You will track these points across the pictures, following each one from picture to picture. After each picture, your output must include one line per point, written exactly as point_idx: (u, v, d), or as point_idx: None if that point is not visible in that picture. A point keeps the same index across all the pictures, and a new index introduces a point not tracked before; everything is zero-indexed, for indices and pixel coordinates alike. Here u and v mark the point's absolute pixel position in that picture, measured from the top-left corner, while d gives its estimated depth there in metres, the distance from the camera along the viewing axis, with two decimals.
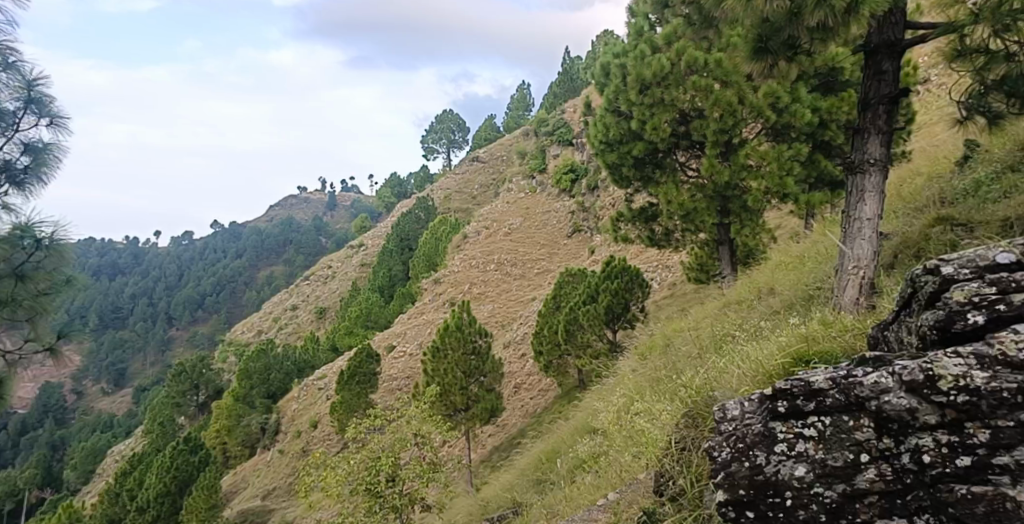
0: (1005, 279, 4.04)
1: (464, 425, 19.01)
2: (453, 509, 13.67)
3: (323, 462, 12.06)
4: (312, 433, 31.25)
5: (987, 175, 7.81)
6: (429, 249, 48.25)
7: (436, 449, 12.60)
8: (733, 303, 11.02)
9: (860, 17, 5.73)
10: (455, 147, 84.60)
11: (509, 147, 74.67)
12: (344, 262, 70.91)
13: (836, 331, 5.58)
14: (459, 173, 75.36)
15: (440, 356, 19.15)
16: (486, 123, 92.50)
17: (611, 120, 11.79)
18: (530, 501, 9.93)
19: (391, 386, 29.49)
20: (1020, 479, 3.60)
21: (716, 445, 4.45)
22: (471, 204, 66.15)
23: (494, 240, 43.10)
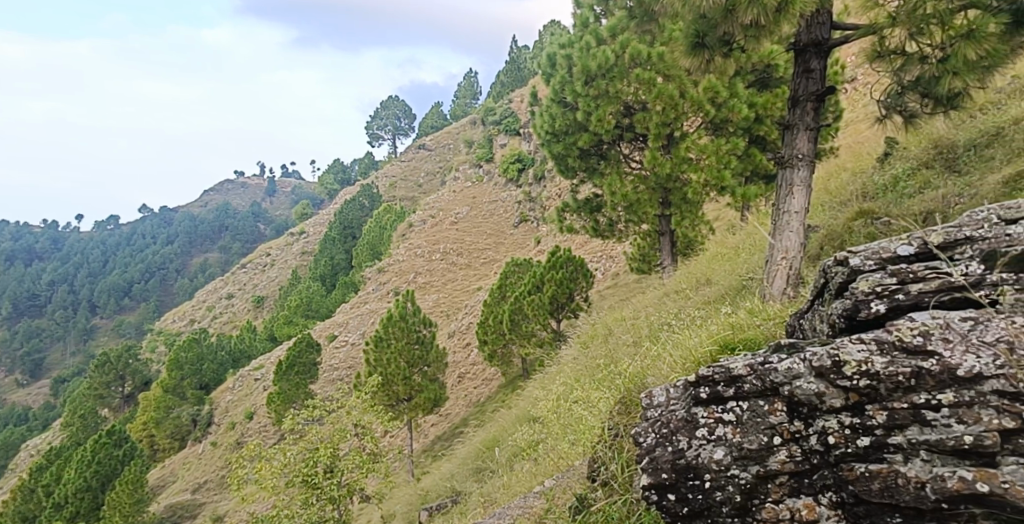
0: (904, 271, 3.95)
1: (406, 414, 18.96)
2: (393, 500, 13.69)
3: (258, 453, 11.87)
4: (247, 425, 30.81)
5: (904, 172, 8.16)
6: (373, 237, 47.73)
7: (377, 439, 12.59)
8: (673, 292, 11.20)
9: (789, 16, 5.89)
10: (400, 134, 83.71)
11: (455, 137, 74.38)
12: (283, 249, 69.54)
13: (761, 320, 5.82)
14: (404, 161, 74.70)
15: (384, 346, 19.02)
16: (433, 111, 91.88)
17: (557, 110, 11.91)
18: (468, 490, 10.02)
19: (331, 377, 29.20)
20: (916, 458, 3.46)
21: (642, 431, 4.33)
22: (416, 192, 65.69)
23: (439, 230, 42.98)
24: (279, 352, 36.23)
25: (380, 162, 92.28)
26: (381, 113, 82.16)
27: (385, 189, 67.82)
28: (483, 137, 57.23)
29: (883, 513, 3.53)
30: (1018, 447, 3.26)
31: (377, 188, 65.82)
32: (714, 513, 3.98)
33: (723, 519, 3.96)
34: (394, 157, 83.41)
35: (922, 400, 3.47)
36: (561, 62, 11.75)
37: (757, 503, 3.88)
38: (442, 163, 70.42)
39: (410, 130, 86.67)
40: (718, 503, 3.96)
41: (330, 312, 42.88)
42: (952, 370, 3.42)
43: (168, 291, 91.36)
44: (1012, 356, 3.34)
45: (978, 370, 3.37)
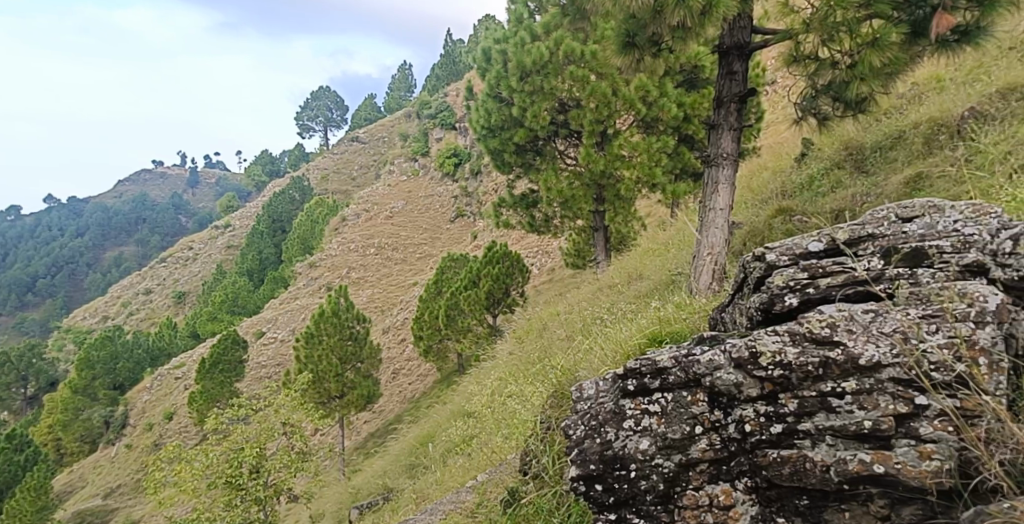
0: (814, 265, 3.81)
1: (338, 412, 18.70)
2: (321, 499, 13.53)
3: (178, 455, 11.54)
4: (166, 425, 29.89)
5: (819, 171, 8.56)
6: (304, 231, 46.72)
7: (306, 438, 12.42)
8: (606, 287, 11.39)
9: (713, 19, 6.03)
10: (332, 126, 82.16)
11: (390, 130, 73.59)
12: (207, 243, 67.38)
13: (687, 313, 6.03)
14: (336, 153, 73.44)
15: (315, 342, 18.65)
16: (367, 103, 90.56)
17: (493, 105, 11.96)
18: (401, 487, 9.96)
19: (259, 375, 28.64)
20: (826, 443, 3.25)
21: (572, 424, 4.11)
22: (349, 186, 64.64)
23: (374, 225, 42.48)
24: (202, 350, 35.17)
25: (312, 155, 90.44)
26: (312, 104, 80.39)
27: (317, 182, 66.57)
28: (419, 130, 56.72)
29: (793, 497, 3.33)
30: (912, 431, 3.08)
31: (309, 181, 64.50)
32: (639, 502, 3.77)
33: (648, 509, 3.73)
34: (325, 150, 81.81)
35: (829, 388, 3.29)
36: (496, 57, 11.79)
37: (679, 493, 3.65)
38: (376, 157, 69.58)
39: (342, 123, 85.21)
40: (643, 492, 3.75)
41: (257, 308, 41.80)
42: (855, 359, 3.26)
43: (78, 286, 87.46)
44: (909, 345, 3.18)
45: (879, 359, 3.22)
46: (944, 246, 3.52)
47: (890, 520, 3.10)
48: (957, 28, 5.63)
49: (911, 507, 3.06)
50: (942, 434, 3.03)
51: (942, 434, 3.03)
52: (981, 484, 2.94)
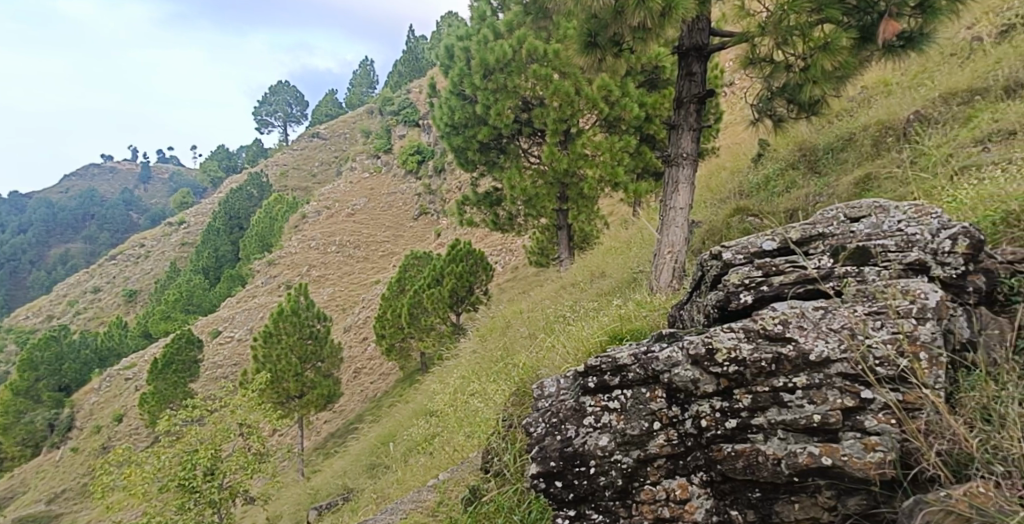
0: (768, 264, 3.89)
1: (297, 412, 18.49)
2: (279, 501, 13.38)
3: (128, 458, 11.28)
4: (115, 427, 29.26)
5: (775, 171, 8.75)
6: (263, 228, 45.93)
7: (263, 439, 12.30)
8: (569, 285, 11.47)
9: (672, 21, 6.09)
10: (292, 122, 81.01)
11: (351, 126, 72.95)
12: (160, 240, 65.95)
13: (647, 311, 6.12)
14: (296, 149, 72.49)
15: (273, 341, 18.40)
16: (327, 98, 89.53)
17: (456, 103, 11.93)
18: (361, 486, 9.90)
19: (215, 375, 28.40)
20: (777, 437, 3.31)
21: (533, 421, 4.06)
22: (309, 182, 63.84)
23: (335, 223, 42.12)
24: (155, 350, 34.42)
25: (271, 151, 89.11)
26: (271, 100, 79.17)
27: (276, 178, 65.65)
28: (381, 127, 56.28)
29: (746, 490, 3.39)
30: (858, 424, 3.16)
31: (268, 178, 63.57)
32: (598, 498, 3.75)
33: (606, 505, 3.72)
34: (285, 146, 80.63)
35: (781, 383, 3.35)
36: (459, 54, 11.78)
37: (637, 489, 3.65)
38: (337, 153, 68.89)
39: (302, 118, 84.14)
40: (602, 488, 3.73)
41: (213, 307, 40.98)
42: (805, 355, 3.33)
43: (23, 284, 84.87)
44: (856, 342, 3.27)
45: (828, 354, 3.29)
46: (889, 245, 3.62)
47: (836, 511, 3.18)
48: (902, 34, 5.79)
49: (856, 498, 3.15)
50: (885, 426, 3.12)
51: (886, 427, 3.12)
52: (922, 474, 3.03)
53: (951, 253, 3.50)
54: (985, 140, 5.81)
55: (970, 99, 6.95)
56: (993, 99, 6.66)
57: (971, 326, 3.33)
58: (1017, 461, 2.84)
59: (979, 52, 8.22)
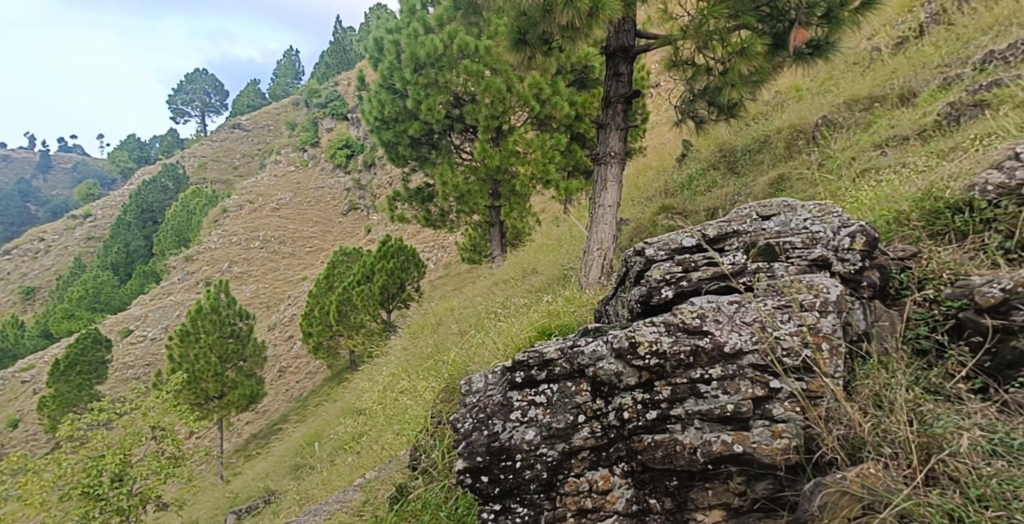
0: (688, 260, 4.01)
1: (217, 414, 17.81)
2: (196, 506, 12.99)
3: (25, 466, 10.62)
4: (13, 433, 27.82)
5: (698, 171, 9.02)
6: (179, 221, 43.14)
7: (178, 442, 11.80)
8: (500, 282, 11.52)
9: (600, 22, 6.15)
10: (211, 112, 78.29)
11: (275, 118, 71.23)
12: (65, 234, 62.68)
13: (574, 306, 6.23)
14: (216, 141, 70.21)
15: (191, 341, 17.81)
16: (251, 89, 87.05)
17: (386, 97, 11.82)
18: (283, 489, 9.72)
19: (126, 376, 27.67)
20: (694, 427, 3.37)
21: (459, 417, 3.92)
22: (231, 175, 61.93)
23: (258, 218, 41.16)
24: (58, 350, 32.83)
25: (188, 142, 85.99)
26: (189, 89, 76.25)
27: (193, 171, 63.41)
28: (307, 120, 55.10)
29: (663, 479, 3.41)
30: (766, 412, 3.28)
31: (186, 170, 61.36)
32: (524, 492, 3.64)
33: (531, 498, 3.62)
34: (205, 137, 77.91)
35: (698, 375, 3.43)
36: (388, 48, 11.69)
37: (561, 482, 3.58)
38: (261, 146, 67.12)
39: (222, 109, 81.52)
40: (528, 482, 3.63)
41: (122, 304, 38.98)
42: (720, 347, 3.43)
43: None
44: (765, 334, 3.41)
45: (741, 346, 3.41)
46: (795, 242, 3.81)
47: (745, 496, 3.25)
48: (811, 42, 6.05)
49: (764, 482, 3.24)
50: (790, 414, 3.25)
51: (791, 414, 3.25)
52: (822, 458, 3.17)
53: (850, 250, 3.72)
54: (883, 145, 6.15)
55: (870, 105, 7.34)
56: (891, 105, 7.05)
57: (866, 318, 3.54)
58: (902, 444, 3.04)
59: (879, 61, 8.69)
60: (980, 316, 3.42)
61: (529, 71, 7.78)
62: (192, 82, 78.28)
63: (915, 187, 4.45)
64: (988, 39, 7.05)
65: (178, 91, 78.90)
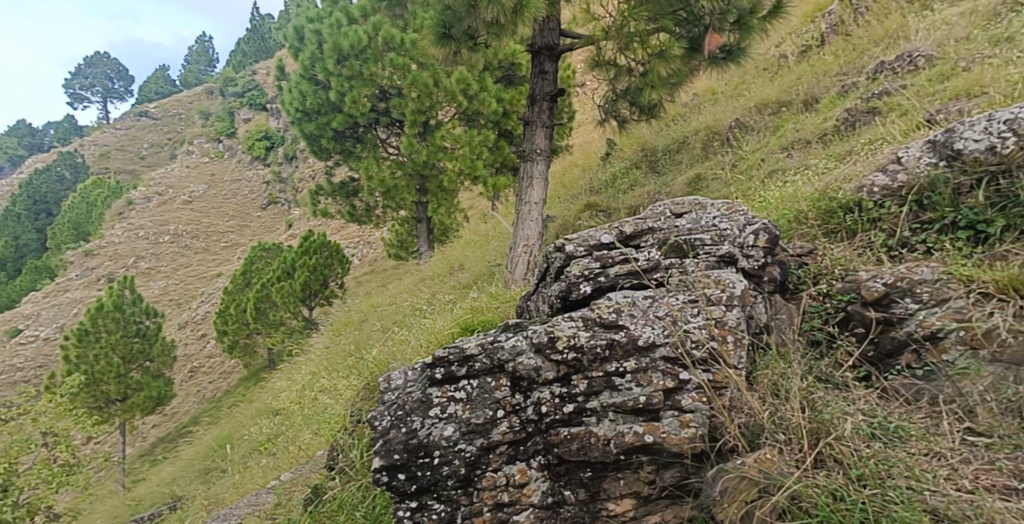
0: (607, 256, 4.09)
1: (118, 416, 17.23)
2: (92, 515, 12.35)
3: None
4: None
5: (622, 170, 9.21)
6: (77, 213, 38.19)
7: (73, 448, 10.79)
8: (427, 278, 11.46)
9: (525, 19, 6.18)
10: (114, 98, 74.55)
11: (187, 106, 68.59)
12: None
13: (497, 303, 6.28)
14: (121, 129, 67.09)
15: (90, 340, 17.00)
16: (159, 76, 83.50)
17: (307, 88, 11.57)
18: (190, 494, 9.33)
19: (16, 379, 26.23)
20: (610, 420, 3.43)
21: (376, 415, 3.78)
22: (138, 165, 59.22)
23: (169, 211, 39.72)
24: None
25: (89, 129, 81.66)
26: (90, 73, 72.33)
27: (94, 160, 60.38)
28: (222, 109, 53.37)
29: (578, 470, 3.45)
30: (676, 403, 3.38)
31: (86, 159, 58.29)
32: (441, 490, 3.54)
33: (448, 495, 3.52)
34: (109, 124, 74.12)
35: (615, 368, 3.51)
36: (310, 37, 11.49)
37: (479, 479, 3.51)
38: (170, 134, 64.45)
39: (126, 95, 77.75)
40: (444, 478, 3.54)
41: (9, 302, 33.95)
42: (634, 340, 3.53)
43: None
44: (676, 327, 3.53)
45: (653, 339, 3.52)
46: (704, 239, 3.97)
47: (654, 484, 3.34)
48: (724, 47, 6.28)
49: (672, 470, 3.33)
50: (697, 405, 3.36)
51: (698, 405, 3.36)
52: (726, 446, 3.29)
53: (754, 247, 3.90)
54: (790, 147, 6.44)
55: (779, 109, 7.66)
56: (796, 110, 7.38)
57: (767, 312, 3.74)
58: (795, 430, 3.19)
59: (785, 67, 9.10)
60: (865, 309, 3.68)
61: (454, 66, 7.74)
62: (94, 66, 74.25)
63: (814, 188, 4.71)
64: (880, 50, 7.49)
65: (78, 75, 74.76)
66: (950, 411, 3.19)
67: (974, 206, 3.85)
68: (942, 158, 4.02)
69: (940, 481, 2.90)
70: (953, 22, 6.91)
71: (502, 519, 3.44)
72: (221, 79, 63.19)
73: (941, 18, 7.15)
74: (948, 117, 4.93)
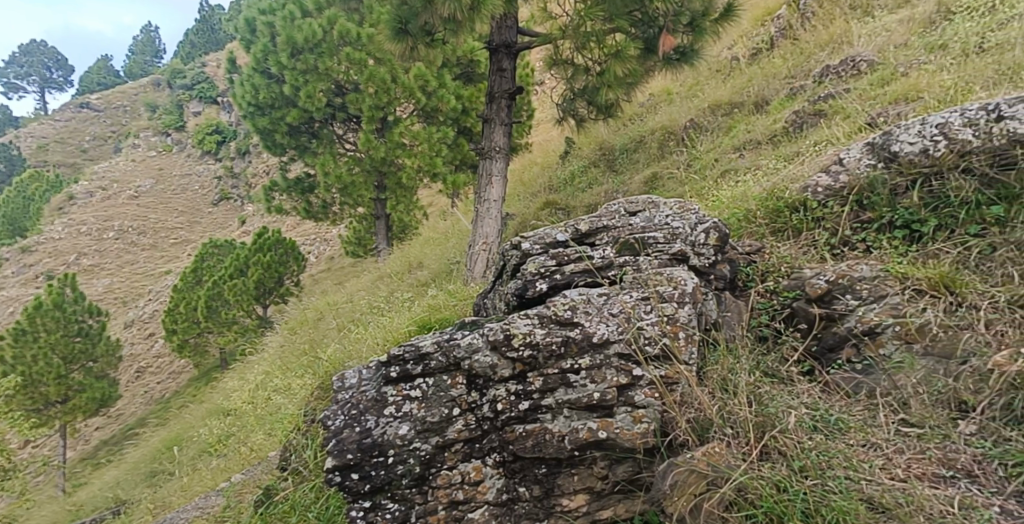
0: (562, 253, 4.13)
1: (59, 419, 16.72)
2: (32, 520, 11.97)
3: None
4: None
5: (580, 169, 9.29)
6: (13, 208, 35.67)
7: (10, 452, 10.42)
8: (385, 276, 11.37)
9: (482, 16, 6.19)
10: (54, 88, 72.03)
11: (132, 98, 66.72)
12: None
13: (455, 301, 6.28)
14: (62, 121, 64.97)
15: (27, 340, 16.46)
16: (104, 67, 81.05)
17: (260, 82, 11.38)
18: (135, 498, 9.12)
19: None
20: (564, 416, 3.46)
21: (329, 414, 3.73)
22: (79, 158, 57.22)
23: (113, 206, 38.71)
24: None
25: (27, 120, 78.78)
26: (27, 62, 69.73)
27: (34, 153, 58.38)
28: (170, 101, 52.14)
29: (533, 467, 3.47)
30: (629, 398, 3.43)
31: (24, 152, 56.29)
32: (395, 489, 3.50)
33: (402, 494, 3.49)
34: (48, 115, 71.61)
35: (570, 365, 3.54)
36: (262, 29, 11.39)
37: (434, 477, 3.50)
38: (114, 127, 62.62)
39: (67, 85, 75.22)
40: (399, 477, 3.50)
41: None
42: (589, 337, 3.56)
43: None
44: (629, 324, 3.58)
45: (608, 336, 3.56)
46: (657, 237, 4.04)
47: (607, 479, 3.38)
48: (678, 48, 6.38)
49: (625, 465, 3.38)
50: (650, 400, 3.42)
51: (650, 400, 3.42)
52: (676, 441, 3.35)
53: (705, 245, 3.98)
54: (742, 148, 6.57)
55: (731, 111, 7.82)
56: (747, 111, 7.53)
57: (717, 309, 3.82)
58: (741, 423, 3.27)
59: (737, 69, 9.29)
60: (809, 305, 3.79)
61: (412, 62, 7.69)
62: (32, 55, 71.63)
63: (762, 188, 4.83)
64: (825, 54, 7.70)
65: (14, 64, 71.94)
66: (887, 403, 3.30)
67: (910, 206, 4.00)
68: (880, 160, 4.16)
69: (877, 471, 3.01)
70: (893, 28, 7.15)
71: (457, 517, 3.43)
72: (168, 71, 61.53)
73: (883, 24, 7.39)
74: (888, 120, 5.11)
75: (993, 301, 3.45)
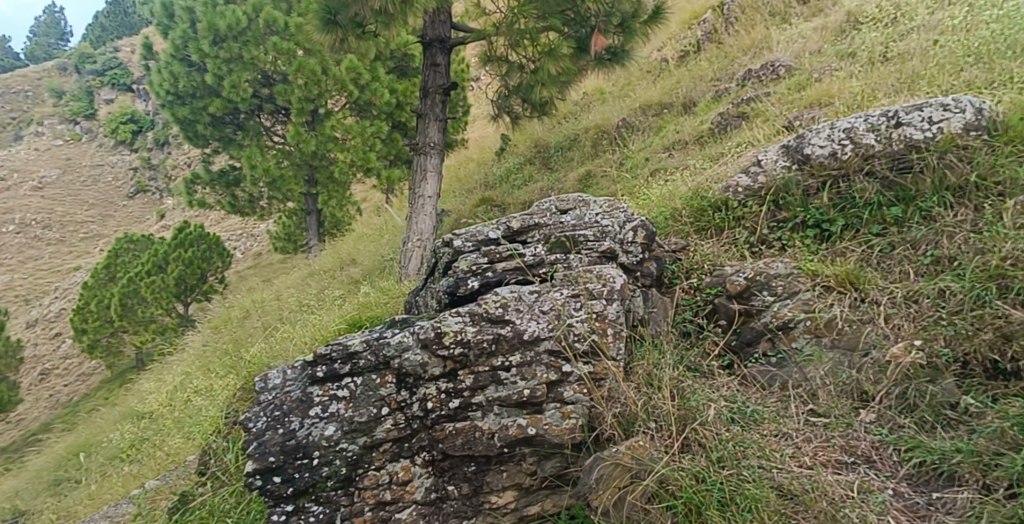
0: (494, 251, 4.14)
1: None
2: None
3: None
4: None
5: (514, 166, 9.32)
6: None
7: None
8: (316, 273, 11.15)
9: (413, 9, 6.13)
10: None
11: (35, 83, 63.08)
12: None
13: (386, 299, 6.20)
14: None
15: None
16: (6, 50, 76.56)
17: (179, 70, 10.97)
18: (35, 507, 8.66)
19: None
20: (494, 413, 3.47)
21: (251, 416, 3.64)
22: None
23: (15, 198, 36.86)
24: None
25: None
26: None
27: None
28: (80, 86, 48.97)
29: (462, 465, 3.45)
30: (558, 395, 3.47)
31: None
32: (320, 491, 3.44)
33: (327, 496, 3.43)
34: None
35: (500, 363, 3.55)
36: (181, 15, 10.92)
37: (360, 478, 3.45)
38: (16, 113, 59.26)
39: None
40: (324, 479, 3.44)
41: None
42: (519, 335, 3.58)
43: None
44: (560, 321, 3.61)
45: (538, 333, 3.58)
46: (588, 235, 4.09)
47: (536, 475, 3.41)
48: (609, 48, 6.49)
49: (553, 461, 3.41)
50: (579, 396, 3.46)
51: (579, 396, 3.46)
52: (603, 435, 3.40)
53: (633, 243, 4.06)
54: (671, 148, 6.71)
55: (661, 111, 7.97)
56: (676, 112, 7.70)
57: (644, 305, 3.89)
58: (664, 417, 3.34)
59: (666, 70, 9.47)
60: (729, 302, 3.92)
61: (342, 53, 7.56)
62: None
63: (687, 188, 4.94)
64: (748, 59, 7.94)
65: None
66: (797, 395, 3.42)
67: (821, 206, 4.15)
68: (794, 162, 4.31)
69: (787, 460, 3.12)
70: (808, 35, 7.42)
71: (384, 518, 3.40)
72: (76, 56, 58.58)
73: (799, 31, 7.66)
74: (804, 123, 5.31)
75: (891, 296, 3.62)
